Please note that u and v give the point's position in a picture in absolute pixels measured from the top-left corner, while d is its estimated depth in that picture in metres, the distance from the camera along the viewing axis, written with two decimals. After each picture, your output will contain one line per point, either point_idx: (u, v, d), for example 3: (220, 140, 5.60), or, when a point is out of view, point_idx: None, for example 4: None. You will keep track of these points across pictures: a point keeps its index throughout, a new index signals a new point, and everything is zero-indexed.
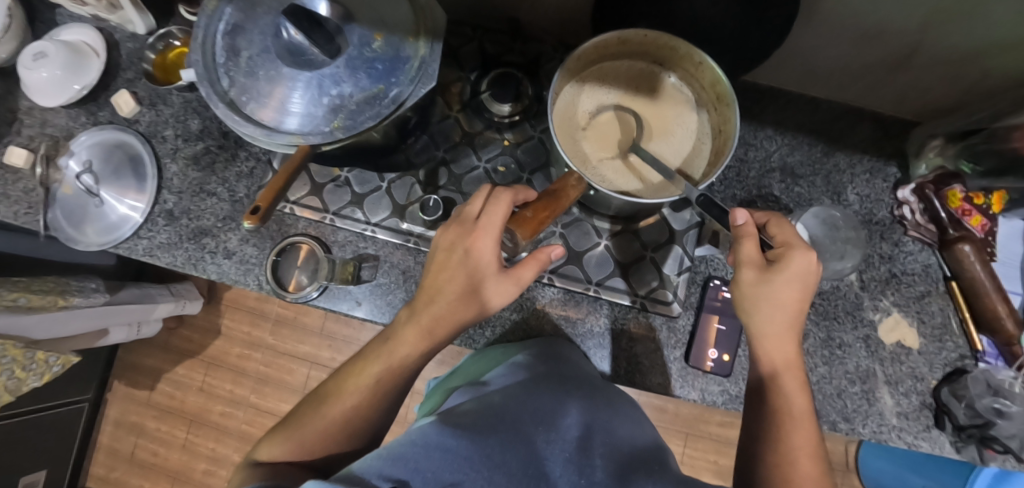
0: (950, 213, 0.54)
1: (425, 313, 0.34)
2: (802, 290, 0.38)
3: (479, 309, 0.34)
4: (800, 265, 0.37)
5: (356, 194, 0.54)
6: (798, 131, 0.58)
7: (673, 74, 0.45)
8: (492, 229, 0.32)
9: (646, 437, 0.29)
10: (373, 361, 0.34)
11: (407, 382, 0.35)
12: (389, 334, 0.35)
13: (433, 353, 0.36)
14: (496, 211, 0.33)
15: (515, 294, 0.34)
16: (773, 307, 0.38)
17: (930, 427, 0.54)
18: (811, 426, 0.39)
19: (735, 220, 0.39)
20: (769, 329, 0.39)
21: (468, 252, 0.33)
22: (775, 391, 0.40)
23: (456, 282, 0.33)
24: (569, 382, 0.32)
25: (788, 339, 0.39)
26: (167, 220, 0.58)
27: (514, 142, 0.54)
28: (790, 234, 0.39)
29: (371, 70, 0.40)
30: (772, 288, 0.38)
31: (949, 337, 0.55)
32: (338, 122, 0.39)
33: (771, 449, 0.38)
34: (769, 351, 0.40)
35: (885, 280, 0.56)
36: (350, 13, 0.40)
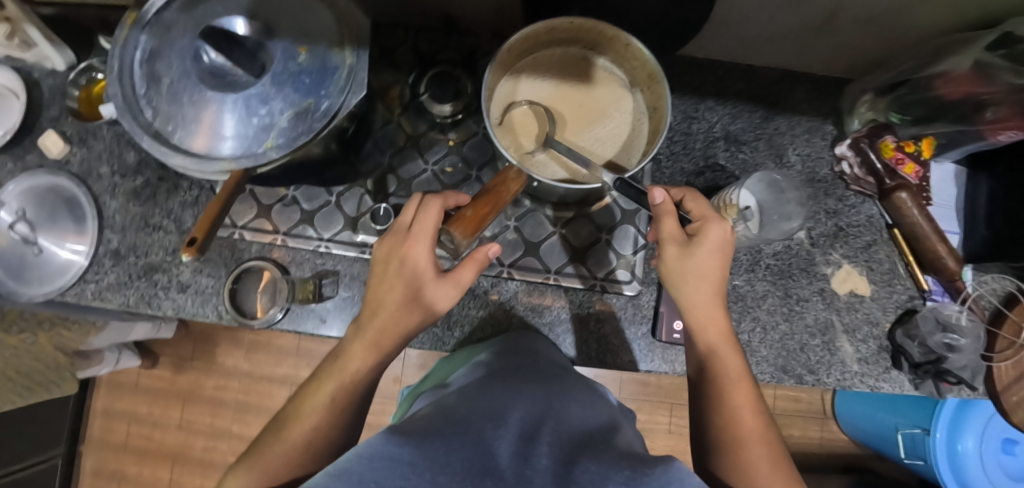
0: (886, 163, 0.55)
1: (370, 327, 0.35)
2: (721, 259, 0.40)
3: (423, 316, 0.35)
4: (717, 237, 0.39)
5: (306, 212, 0.54)
6: (737, 100, 0.59)
7: (604, 57, 0.45)
8: (424, 235, 0.34)
9: (601, 418, 0.29)
10: (328, 378, 0.35)
11: (364, 395, 0.36)
12: (340, 351, 0.36)
13: (386, 362, 0.37)
14: (429, 215, 0.34)
15: (457, 296, 0.35)
16: (696, 278, 0.39)
17: (889, 368, 0.57)
18: (750, 388, 0.39)
19: (653, 200, 0.39)
20: (700, 297, 0.40)
21: (405, 257, 0.34)
22: (707, 350, 0.40)
23: (396, 290, 0.34)
24: (525, 374, 0.33)
25: (715, 296, 0.40)
26: (114, 260, 0.56)
27: (459, 140, 0.54)
28: (704, 208, 0.41)
29: (299, 84, 0.39)
30: (694, 263, 0.39)
31: (898, 281, 0.58)
32: (271, 142, 0.38)
33: (721, 413, 0.38)
34: (697, 309, 0.40)
35: (833, 235, 0.59)
36: (272, 28, 0.39)
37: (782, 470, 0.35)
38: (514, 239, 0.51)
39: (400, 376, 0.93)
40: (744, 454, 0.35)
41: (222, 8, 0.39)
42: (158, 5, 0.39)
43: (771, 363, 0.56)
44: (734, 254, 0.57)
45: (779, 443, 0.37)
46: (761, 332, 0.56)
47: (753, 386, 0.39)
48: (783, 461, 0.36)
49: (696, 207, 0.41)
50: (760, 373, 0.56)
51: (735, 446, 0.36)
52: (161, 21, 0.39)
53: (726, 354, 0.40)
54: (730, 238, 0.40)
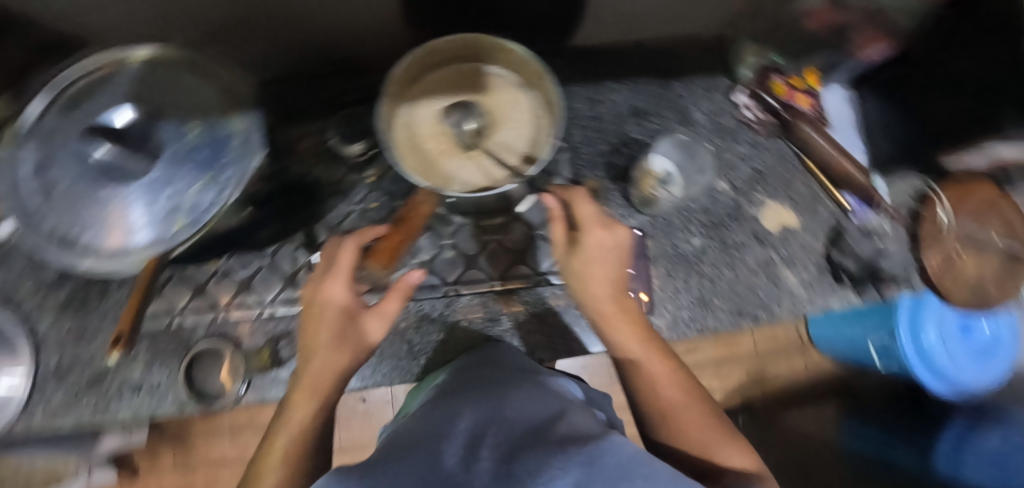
0: (780, 101, 0.59)
1: (305, 375, 0.36)
2: (607, 257, 0.43)
3: (354, 353, 0.37)
4: (594, 242, 0.42)
5: (242, 280, 0.53)
6: (636, 76, 0.62)
7: (492, 64, 0.46)
8: (340, 272, 0.37)
9: (551, 408, 0.31)
10: (279, 434, 0.34)
11: (319, 445, 0.35)
12: (283, 407, 0.36)
13: (334, 406, 0.37)
14: (342, 255, 0.37)
15: (384, 327, 0.38)
16: (586, 282, 0.43)
17: (834, 286, 0.61)
18: (665, 358, 0.41)
19: (547, 205, 0.45)
20: (597, 295, 0.43)
21: (325, 298, 0.37)
22: (611, 337, 0.43)
23: (323, 330, 0.36)
24: (471, 385, 0.35)
25: (610, 288, 0.43)
26: (57, 379, 0.54)
27: (378, 175, 0.54)
28: (586, 212, 0.43)
29: (195, 160, 0.39)
30: (580, 268, 0.43)
31: (820, 205, 0.62)
32: (181, 222, 0.38)
33: (643, 394, 0.40)
34: (595, 305, 0.43)
35: (751, 177, 0.62)
36: (158, 112, 0.39)
37: (717, 432, 0.37)
38: (453, 257, 0.52)
39: None
40: (675, 424, 0.37)
41: (103, 103, 0.39)
42: (36, 113, 0.38)
43: (726, 310, 0.59)
44: (668, 218, 0.60)
45: (705, 400, 0.39)
46: (709, 284, 0.59)
47: (669, 356, 0.41)
48: (715, 420, 0.38)
49: (580, 211, 0.43)
50: (717, 322, 0.59)
51: (664, 419, 0.38)
52: (41, 129, 0.38)
53: (632, 343, 0.41)
54: (610, 241, 0.43)
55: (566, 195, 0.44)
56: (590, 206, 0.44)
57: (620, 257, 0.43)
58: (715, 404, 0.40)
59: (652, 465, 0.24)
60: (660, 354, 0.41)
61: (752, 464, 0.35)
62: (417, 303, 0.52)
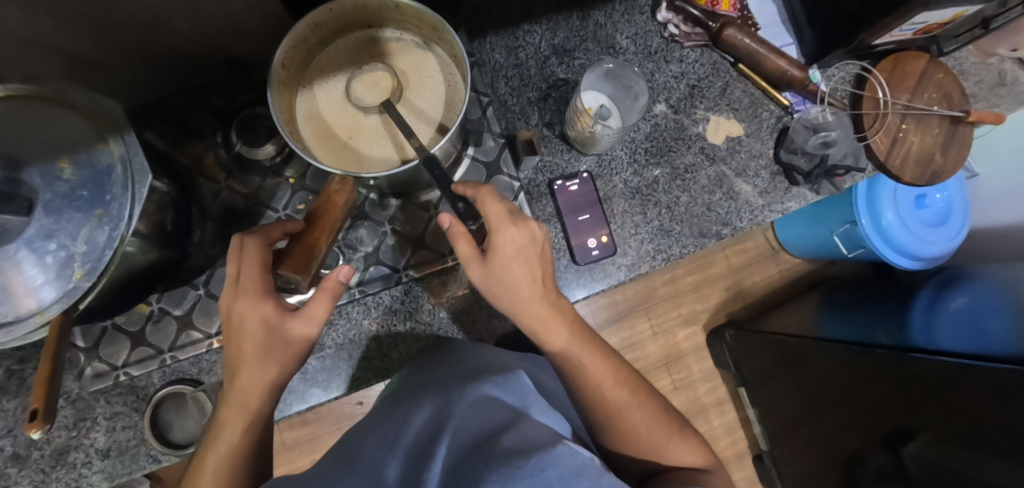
0: (701, 9, 0.58)
1: (233, 392, 0.37)
2: (528, 256, 0.40)
3: (279, 366, 0.37)
4: (507, 244, 0.38)
5: (181, 317, 0.50)
6: (551, 13, 0.58)
7: (386, 28, 0.43)
8: (251, 290, 0.35)
9: (506, 413, 0.34)
10: (209, 452, 0.37)
11: (250, 460, 0.38)
12: (214, 423, 0.38)
13: (265, 419, 0.39)
14: (249, 266, 0.35)
15: (311, 332, 0.37)
16: (506, 288, 0.40)
17: (789, 187, 0.60)
18: (603, 356, 0.44)
19: (444, 225, 0.38)
20: (524, 300, 0.40)
21: (241, 316, 0.35)
22: (546, 340, 0.42)
23: (247, 348, 0.36)
24: (434, 396, 0.39)
25: (536, 293, 0.40)
26: (16, 466, 0.50)
27: (297, 175, 0.50)
28: (494, 210, 0.39)
29: (76, 201, 0.35)
30: (500, 272, 0.39)
31: (762, 109, 0.61)
32: (79, 271, 0.34)
33: (586, 391, 0.44)
34: (529, 308, 0.40)
35: (689, 95, 0.60)
36: (18, 159, 0.34)
37: (652, 423, 0.45)
38: (396, 242, 0.50)
39: None
40: (616, 419, 0.44)
41: None
42: None
43: (688, 236, 0.58)
44: (614, 154, 0.58)
45: (640, 392, 0.45)
46: (667, 212, 0.58)
47: (607, 354, 0.45)
48: (651, 414, 0.45)
49: (489, 210, 0.39)
50: (681, 250, 0.58)
51: (612, 416, 0.44)
52: None
53: (572, 345, 0.43)
54: (524, 237, 0.39)
55: (473, 193, 0.40)
56: (499, 204, 0.39)
57: (539, 255, 0.40)
58: (645, 389, 0.47)
59: (596, 481, 0.27)
60: (599, 354, 0.44)
61: (681, 450, 0.45)
62: (374, 298, 0.50)
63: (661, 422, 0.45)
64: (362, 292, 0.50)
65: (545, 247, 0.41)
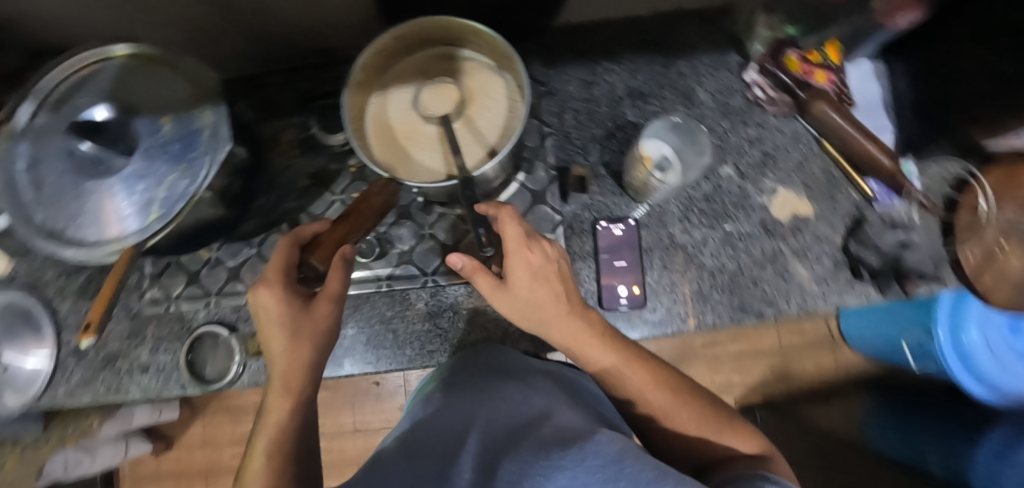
0: (793, 77, 0.54)
1: (272, 376, 0.35)
2: (548, 277, 0.37)
3: (314, 343, 0.36)
4: (522, 265, 0.36)
5: (232, 269, 0.55)
6: (633, 55, 0.58)
7: (466, 48, 0.46)
8: (274, 277, 0.35)
9: (537, 411, 0.35)
10: (259, 441, 0.34)
11: (298, 445, 0.35)
12: (260, 412, 0.36)
13: (309, 402, 0.36)
14: (274, 258, 0.36)
15: (334, 310, 0.36)
16: (532, 311, 0.37)
17: (852, 281, 0.55)
18: (642, 360, 0.39)
19: (456, 264, 0.37)
20: (550, 319, 0.38)
21: (265, 304, 0.35)
22: (582, 356, 0.39)
23: (278, 332, 0.35)
24: (460, 391, 0.39)
25: (562, 312, 0.37)
26: (77, 359, 0.58)
27: (360, 165, 0.54)
28: (511, 232, 0.37)
29: (167, 153, 0.40)
30: (523, 296, 0.37)
31: (839, 192, 0.57)
32: (154, 214, 0.39)
33: (632, 404, 0.39)
34: (557, 327, 0.38)
35: (760, 162, 0.57)
36: (133, 109, 0.41)
37: (710, 422, 0.38)
38: (433, 246, 0.53)
39: None
40: (671, 421, 0.38)
41: (85, 101, 0.41)
42: (27, 115, 0.41)
43: (726, 306, 0.55)
44: (666, 206, 0.57)
45: (692, 393, 0.39)
46: (709, 277, 0.55)
47: (646, 359, 0.40)
48: (708, 412, 0.39)
49: (507, 232, 0.37)
50: (718, 319, 0.55)
51: (663, 425, 0.39)
52: (33, 128, 0.41)
53: (607, 361, 0.39)
54: (537, 257, 0.37)
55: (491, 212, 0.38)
56: (516, 224, 0.37)
57: (561, 275, 0.38)
58: (697, 392, 0.40)
59: (639, 464, 0.26)
60: (636, 361, 0.39)
61: (752, 445, 0.37)
62: (401, 293, 0.53)
63: (723, 423, 0.38)
64: (391, 286, 0.52)
65: (565, 265, 0.39)
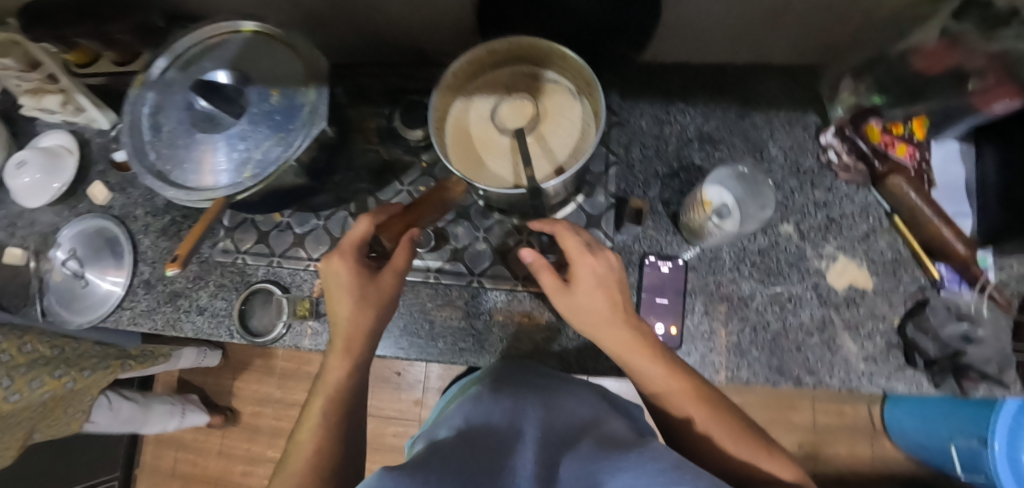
0: (874, 147, 0.52)
1: (336, 337, 0.37)
2: (607, 285, 0.40)
3: (378, 312, 0.38)
4: (588, 271, 0.40)
5: (298, 235, 0.59)
6: (710, 101, 0.59)
7: (550, 70, 0.48)
8: (348, 247, 0.37)
9: (579, 419, 0.35)
10: (316, 397, 0.36)
11: (352, 405, 0.37)
12: (321, 371, 0.38)
13: (365, 367, 0.38)
14: (353, 230, 0.37)
15: (398, 285, 0.39)
16: (588, 317, 0.40)
17: (903, 367, 0.52)
18: (686, 375, 0.40)
19: (527, 260, 0.41)
20: (602, 324, 0.40)
21: (338, 274, 0.37)
22: (630, 366, 0.40)
23: (346, 300, 0.37)
24: (516, 383, 0.39)
25: (615, 317, 0.40)
26: (145, 289, 0.63)
27: (432, 161, 0.57)
28: (571, 244, 0.40)
29: (270, 121, 0.44)
30: (585, 301, 0.40)
31: (904, 271, 0.54)
32: (248, 173, 0.44)
33: (673, 422, 0.40)
34: (607, 333, 0.40)
35: (824, 227, 0.56)
36: (250, 78, 0.46)
37: (748, 443, 0.37)
38: (484, 250, 0.55)
39: (421, 399, 1.01)
40: (709, 442, 0.38)
41: (212, 64, 0.46)
42: (161, 68, 0.47)
43: (764, 365, 0.54)
44: (718, 253, 0.56)
45: (733, 413, 0.39)
46: (750, 332, 0.54)
47: (689, 375, 0.41)
48: (746, 434, 0.38)
49: (567, 243, 0.41)
50: (752, 377, 0.54)
51: (702, 445, 0.38)
52: (164, 80, 0.47)
53: (652, 372, 0.39)
54: (602, 265, 0.40)
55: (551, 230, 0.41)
56: (575, 239, 0.40)
57: (618, 284, 0.41)
58: (740, 417, 0.40)
59: (696, 472, 0.25)
60: (680, 374, 0.40)
61: (790, 473, 0.36)
62: (444, 287, 0.55)
63: (762, 446, 0.37)
64: (438, 279, 0.55)
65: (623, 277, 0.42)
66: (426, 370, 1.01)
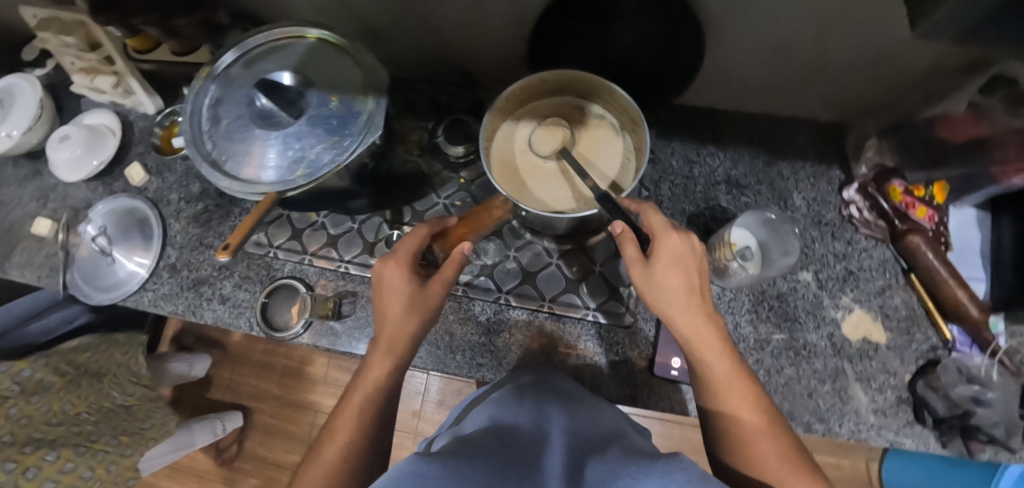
0: (895, 206, 0.55)
1: (381, 336, 0.40)
2: (687, 267, 0.40)
3: (422, 318, 0.40)
4: (670, 251, 0.39)
5: (332, 236, 0.60)
6: (738, 147, 0.62)
7: (596, 104, 0.50)
8: (403, 254, 0.40)
9: (606, 429, 0.35)
10: (355, 390, 0.40)
11: (388, 402, 0.40)
12: (362, 366, 0.41)
13: (404, 367, 0.41)
14: (410, 240, 0.41)
15: (445, 293, 0.41)
16: (662, 295, 0.40)
17: (912, 423, 0.53)
18: (747, 378, 0.40)
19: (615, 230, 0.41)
20: (678, 307, 0.40)
21: (390, 278, 0.40)
22: (694, 353, 0.40)
23: (395, 303, 0.40)
24: (547, 392, 0.40)
25: (692, 303, 0.40)
26: (170, 273, 0.64)
27: (469, 178, 0.60)
28: (657, 223, 0.41)
29: (327, 124, 0.46)
30: (660, 280, 0.39)
31: (917, 328, 0.55)
32: (301, 171, 0.45)
33: (720, 421, 0.39)
34: (680, 314, 0.40)
35: (843, 278, 0.58)
36: (311, 82, 0.48)
37: (793, 464, 0.36)
38: (513, 268, 0.57)
39: (419, 411, 1.02)
40: (752, 452, 0.37)
41: (276, 65, 0.49)
42: (227, 63, 0.49)
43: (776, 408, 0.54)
44: (737, 294, 0.58)
45: (784, 428, 0.38)
46: (765, 375, 0.55)
47: (750, 380, 0.40)
48: (794, 453, 0.37)
49: (652, 221, 0.41)
50: None
51: (743, 449, 0.37)
52: (228, 75, 0.49)
53: (716, 362, 0.40)
54: (685, 247, 0.40)
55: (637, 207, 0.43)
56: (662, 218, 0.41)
57: (697, 271, 0.40)
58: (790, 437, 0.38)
59: None
60: (743, 375, 0.40)
61: None
62: (468, 300, 0.56)
63: (812, 470, 0.36)
64: (465, 292, 0.56)
65: (704, 265, 0.41)
66: (426, 384, 1.02)
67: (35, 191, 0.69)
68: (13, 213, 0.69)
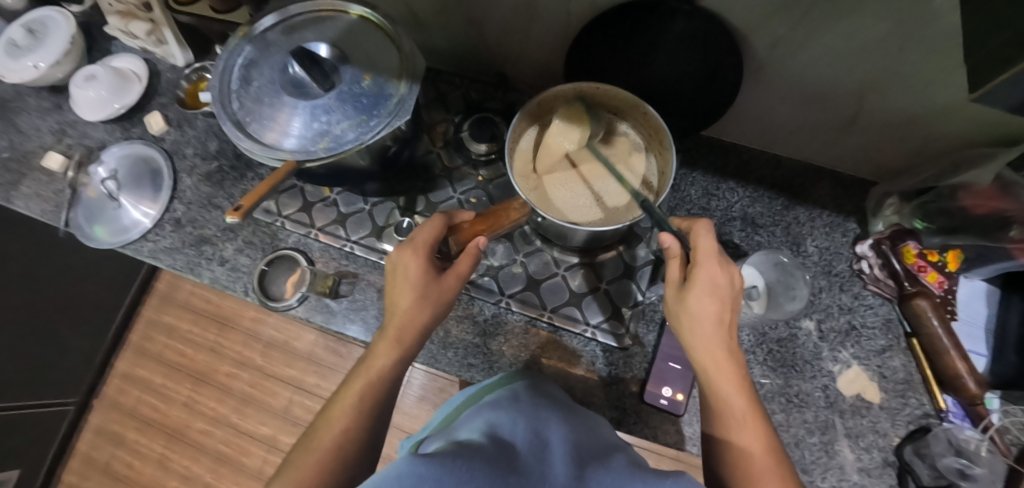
0: (907, 268, 0.55)
1: (390, 326, 0.40)
2: (721, 298, 0.39)
3: (433, 310, 0.40)
4: (707, 278, 0.38)
5: (342, 214, 0.60)
6: (758, 187, 0.62)
7: (625, 122, 0.50)
8: (422, 245, 0.40)
9: (604, 441, 0.34)
10: (357, 378, 0.39)
11: (389, 394, 0.39)
12: (366, 354, 0.40)
13: (409, 359, 0.41)
14: (427, 229, 0.41)
15: (458, 287, 0.41)
16: (692, 322, 0.39)
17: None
18: (761, 420, 0.38)
19: (664, 243, 0.42)
20: (704, 337, 0.38)
21: (407, 268, 0.40)
22: (713, 386, 0.39)
23: (407, 294, 0.39)
24: (542, 396, 0.39)
25: (720, 335, 0.38)
26: (174, 227, 0.64)
27: (488, 177, 0.60)
28: (705, 245, 0.39)
29: (357, 102, 0.46)
30: (691, 307, 0.39)
31: (912, 393, 0.55)
32: (324, 144, 0.45)
33: (728, 460, 0.37)
34: (703, 344, 0.39)
35: (844, 332, 0.57)
36: (347, 58, 0.48)
37: None
38: (519, 273, 0.56)
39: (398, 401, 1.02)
40: None
41: (313, 36, 0.48)
42: (265, 26, 0.49)
43: None
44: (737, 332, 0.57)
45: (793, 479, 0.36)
46: None
47: (765, 422, 0.38)
48: None
49: (700, 243, 0.40)
50: None
51: None
52: (264, 39, 0.49)
53: (734, 396, 0.38)
54: (723, 278, 0.39)
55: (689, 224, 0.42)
56: (712, 241, 0.40)
57: (731, 303, 0.39)
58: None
59: None
60: (759, 416, 0.38)
61: None
62: (469, 299, 0.56)
63: None
64: (468, 290, 0.56)
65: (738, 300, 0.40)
66: (410, 376, 1.02)
67: (53, 124, 0.69)
68: (26, 143, 0.68)
